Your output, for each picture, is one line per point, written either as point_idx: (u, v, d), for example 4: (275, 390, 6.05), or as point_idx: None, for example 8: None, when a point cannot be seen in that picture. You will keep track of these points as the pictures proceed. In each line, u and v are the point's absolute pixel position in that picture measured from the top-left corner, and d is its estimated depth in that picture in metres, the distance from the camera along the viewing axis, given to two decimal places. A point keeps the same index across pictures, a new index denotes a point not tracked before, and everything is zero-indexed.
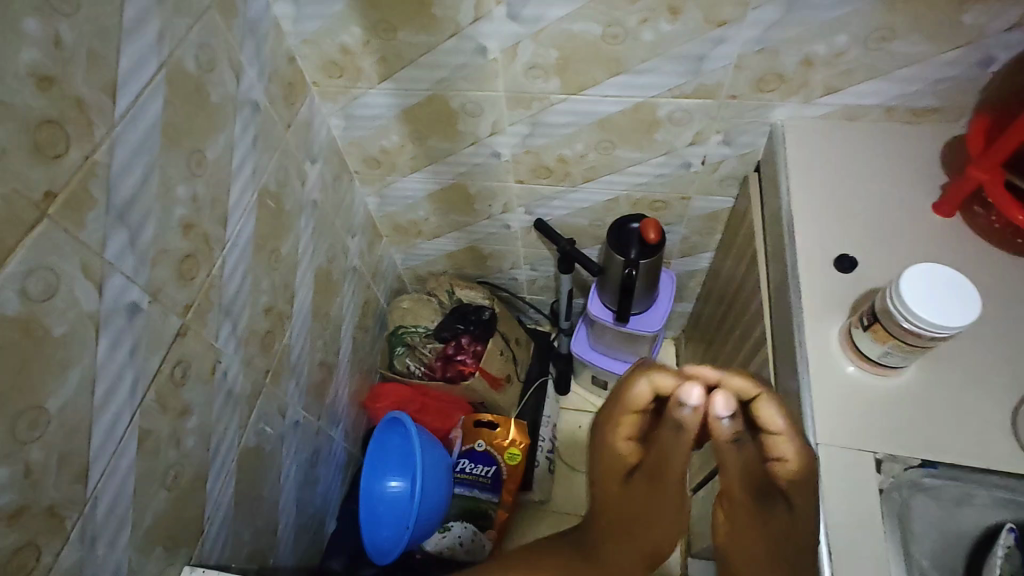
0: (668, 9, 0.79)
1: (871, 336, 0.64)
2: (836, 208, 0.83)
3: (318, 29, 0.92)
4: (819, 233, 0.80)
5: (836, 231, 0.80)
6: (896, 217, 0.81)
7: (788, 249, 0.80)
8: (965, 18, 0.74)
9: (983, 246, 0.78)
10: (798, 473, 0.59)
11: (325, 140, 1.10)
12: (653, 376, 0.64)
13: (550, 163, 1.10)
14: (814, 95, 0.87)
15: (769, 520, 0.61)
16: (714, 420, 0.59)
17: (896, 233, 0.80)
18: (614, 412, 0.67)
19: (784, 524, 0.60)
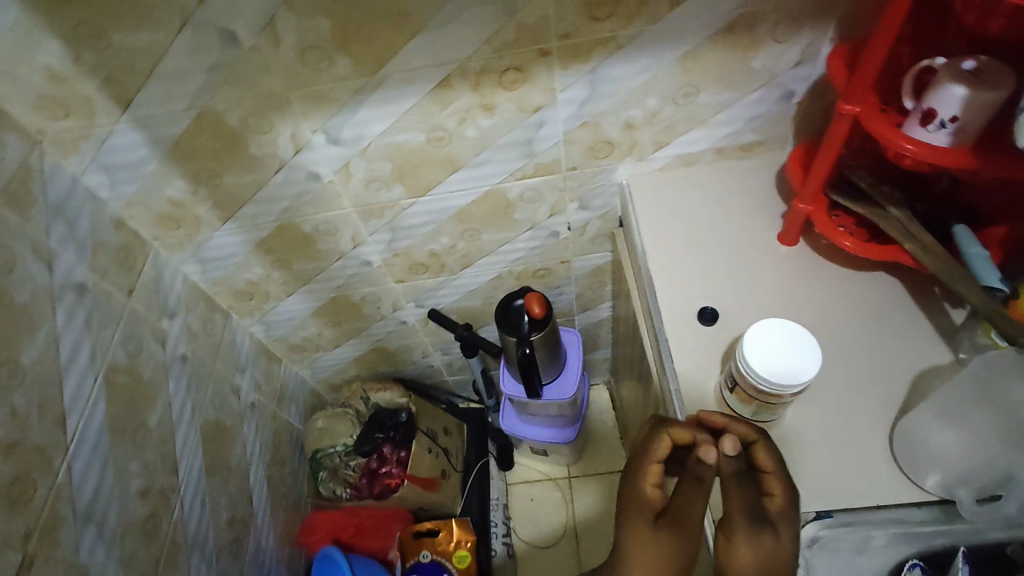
0: (481, 106, 0.79)
1: (737, 399, 0.67)
2: (692, 260, 0.84)
3: (139, 189, 0.88)
4: (680, 291, 0.81)
5: (696, 285, 0.81)
6: (748, 257, 0.83)
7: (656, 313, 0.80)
8: (754, 64, 0.77)
9: (830, 268, 0.80)
10: (785, 507, 0.61)
11: (183, 288, 1.04)
12: (670, 428, 0.67)
13: (423, 258, 1.08)
14: (647, 152, 0.89)
15: (758, 550, 0.58)
16: (722, 458, 0.62)
17: (752, 274, 0.81)
18: (640, 456, 0.69)
19: (770, 552, 0.58)
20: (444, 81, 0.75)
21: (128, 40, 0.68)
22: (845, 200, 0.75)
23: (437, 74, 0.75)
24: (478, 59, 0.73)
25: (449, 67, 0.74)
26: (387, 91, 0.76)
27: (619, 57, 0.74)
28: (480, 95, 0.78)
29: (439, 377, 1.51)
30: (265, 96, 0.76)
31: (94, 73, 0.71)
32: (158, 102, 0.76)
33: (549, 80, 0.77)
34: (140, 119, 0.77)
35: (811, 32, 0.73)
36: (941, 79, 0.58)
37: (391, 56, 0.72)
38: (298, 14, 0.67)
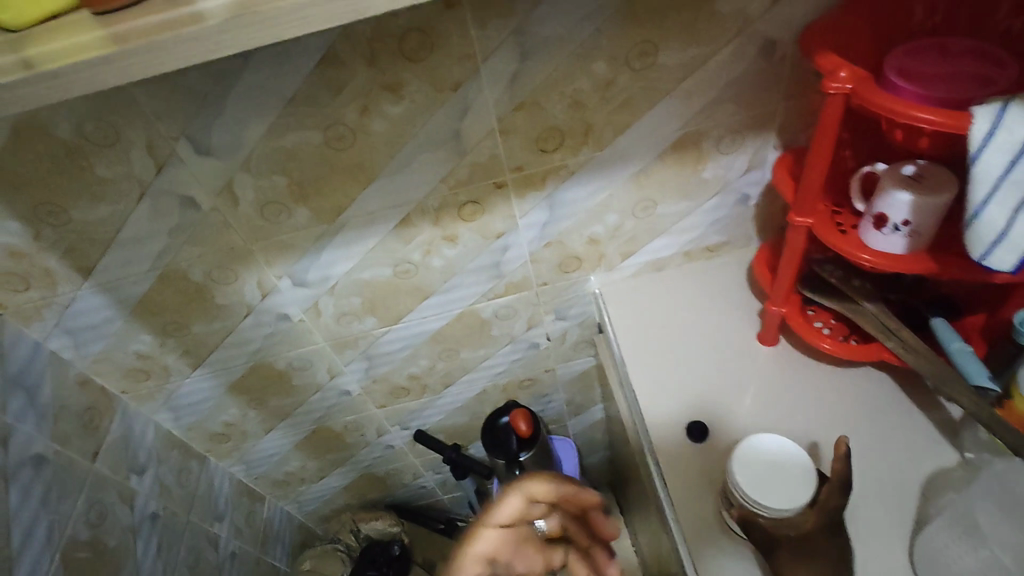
0: (444, 237, 0.80)
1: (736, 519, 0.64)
2: (674, 370, 0.82)
3: (105, 347, 0.86)
4: (665, 405, 0.78)
5: (681, 397, 0.79)
6: (730, 360, 0.81)
7: (644, 432, 0.78)
8: (705, 175, 0.78)
9: (814, 366, 0.78)
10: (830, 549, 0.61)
11: (154, 439, 1.00)
12: (526, 486, 0.61)
13: (403, 382, 1.05)
14: (616, 262, 0.89)
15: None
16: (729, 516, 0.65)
17: (737, 380, 0.79)
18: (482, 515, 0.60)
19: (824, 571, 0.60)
20: (404, 219, 0.76)
21: (87, 215, 0.69)
22: (817, 296, 0.73)
23: (396, 213, 0.75)
24: (435, 197, 0.74)
25: (407, 206, 0.75)
26: (348, 234, 0.77)
27: (573, 182, 0.76)
28: (442, 228, 0.78)
29: (434, 496, 1.43)
30: (227, 250, 0.76)
31: (54, 246, 0.72)
32: (120, 265, 0.76)
33: (508, 208, 0.78)
34: (103, 282, 0.77)
35: (755, 141, 0.75)
36: (886, 185, 0.58)
37: (349, 203, 0.73)
38: (254, 175, 0.68)
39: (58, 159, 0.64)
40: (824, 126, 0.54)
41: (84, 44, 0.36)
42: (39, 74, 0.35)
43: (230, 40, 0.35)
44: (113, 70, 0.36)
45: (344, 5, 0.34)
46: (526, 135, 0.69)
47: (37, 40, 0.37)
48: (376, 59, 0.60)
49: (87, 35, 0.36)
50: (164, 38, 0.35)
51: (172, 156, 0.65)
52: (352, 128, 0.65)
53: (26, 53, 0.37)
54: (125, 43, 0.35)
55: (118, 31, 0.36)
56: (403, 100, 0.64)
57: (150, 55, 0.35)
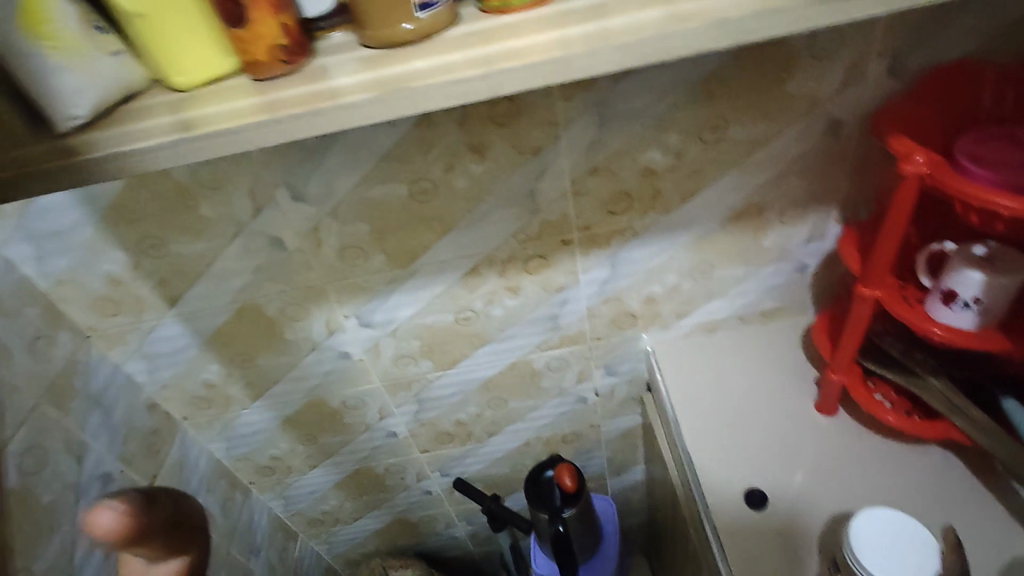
0: (507, 288, 0.83)
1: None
2: (730, 434, 0.82)
3: (176, 373, 0.90)
4: (722, 470, 0.78)
5: (738, 463, 0.79)
6: (787, 428, 0.81)
7: (699, 496, 0.77)
8: (766, 242, 0.81)
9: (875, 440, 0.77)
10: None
11: (205, 467, 1.02)
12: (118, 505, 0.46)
13: (449, 428, 1.06)
14: (671, 321, 0.91)
15: None
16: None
17: (794, 448, 0.79)
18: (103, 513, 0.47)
19: None
20: (471, 269, 0.80)
21: (184, 250, 0.75)
22: (880, 368, 0.73)
23: (465, 263, 0.79)
24: (504, 249, 0.78)
25: (476, 257, 0.79)
26: (418, 280, 0.81)
27: (637, 243, 0.79)
28: (506, 279, 0.82)
29: (464, 548, 1.41)
30: (303, 289, 0.80)
31: (149, 277, 0.77)
32: (203, 298, 0.80)
33: (571, 264, 0.81)
34: (186, 312, 0.82)
35: (817, 213, 0.78)
36: (956, 262, 0.59)
37: (423, 252, 0.77)
38: (341, 221, 0.73)
39: (169, 198, 0.69)
40: (897, 204, 0.56)
41: (242, 110, 0.41)
42: (198, 134, 0.40)
43: (371, 111, 0.40)
44: (264, 135, 0.40)
45: (480, 84, 0.39)
46: (596, 196, 0.73)
47: (198, 103, 0.43)
48: (467, 122, 0.65)
49: (243, 101, 0.42)
50: (314, 108, 0.40)
51: (269, 201, 0.70)
52: (435, 183, 0.70)
53: (186, 114, 0.42)
54: (278, 112, 0.40)
55: (270, 100, 0.41)
56: (486, 159, 0.68)
57: (299, 122, 0.40)
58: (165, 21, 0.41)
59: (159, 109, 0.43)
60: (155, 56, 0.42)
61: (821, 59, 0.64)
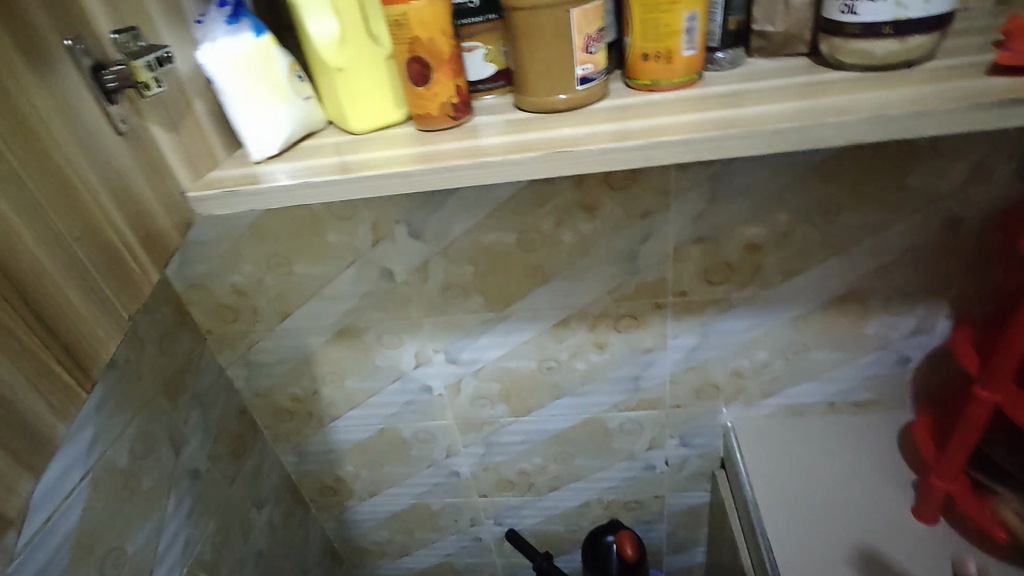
0: (594, 343, 0.84)
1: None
2: (812, 530, 0.78)
3: (270, 383, 0.96)
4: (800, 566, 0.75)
5: (818, 561, 0.75)
6: (874, 532, 0.77)
7: None
8: (867, 330, 0.79)
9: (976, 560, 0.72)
10: None
11: (277, 478, 1.06)
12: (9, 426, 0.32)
13: (511, 476, 1.06)
14: (755, 398, 0.89)
15: None
16: None
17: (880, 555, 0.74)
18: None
19: None
20: (562, 320, 0.82)
21: (304, 270, 0.81)
22: (992, 481, 0.69)
23: (558, 313, 0.82)
24: (597, 305, 0.80)
25: (570, 309, 0.81)
26: (509, 325, 0.84)
27: (731, 315, 0.79)
28: (595, 334, 0.83)
29: None
30: (402, 320, 0.85)
31: (268, 292, 0.84)
32: (310, 317, 0.86)
33: (661, 327, 0.81)
34: (292, 328, 0.88)
35: (925, 307, 0.75)
36: None
37: (518, 298, 0.80)
38: (449, 261, 0.78)
39: (302, 224, 0.76)
40: None
41: (394, 159, 0.46)
42: (351, 176, 0.45)
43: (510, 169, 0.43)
44: (416, 181, 0.44)
45: (639, 153, 0.41)
46: (696, 265, 0.75)
47: (360, 148, 0.48)
48: (583, 182, 0.69)
49: (400, 151, 0.47)
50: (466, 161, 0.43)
51: (389, 235, 0.76)
52: (543, 235, 0.74)
53: (346, 158, 0.47)
54: (426, 163, 0.44)
55: (428, 150, 0.46)
56: (595, 218, 0.72)
57: (443, 175, 0.44)
58: (357, 75, 0.47)
59: (327, 151, 0.49)
60: (340, 103, 0.49)
61: (944, 156, 0.64)
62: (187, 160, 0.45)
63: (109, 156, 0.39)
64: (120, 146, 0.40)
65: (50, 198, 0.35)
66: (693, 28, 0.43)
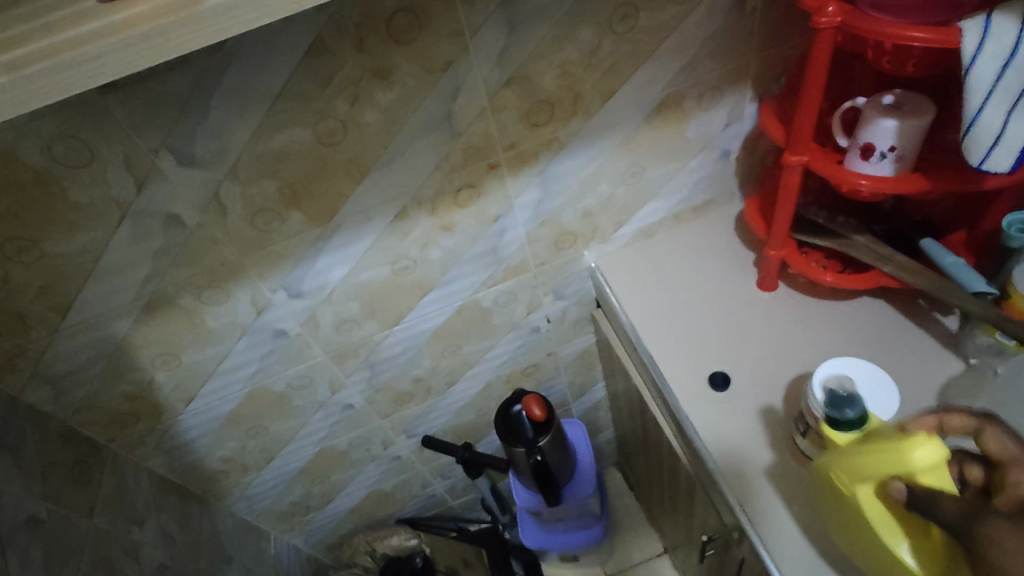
0: (442, 227, 0.78)
1: (811, 445, 0.66)
2: (678, 310, 0.86)
3: (87, 393, 0.80)
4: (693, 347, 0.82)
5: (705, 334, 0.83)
6: (724, 294, 0.87)
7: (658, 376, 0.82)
8: (688, 132, 0.80)
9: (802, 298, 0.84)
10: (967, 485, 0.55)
11: (151, 487, 0.93)
12: None
13: (407, 387, 1.02)
14: (609, 233, 0.91)
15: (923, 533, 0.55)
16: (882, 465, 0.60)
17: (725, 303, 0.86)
18: None
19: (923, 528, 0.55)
20: (400, 212, 0.74)
21: (61, 247, 0.64)
22: (811, 237, 0.77)
23: (392, 206, 0.73)
24: (431, 185, 0.73)
25: (403, 197, 0.73)
26: (343, 236, 0.74)
27: (566, 154, 0.77)
28: (439, 217, 0.77)
29: (445, 505, 1.39)
30: (216, 267, 0.72)
31: (26, 286, 0.66)
32: (99, 299, 0.70)
33: (503, 189, 0.77)
34: (81, 321, 0.71)
35: (732, 97, 0.78)
36: (870, 115, 0.62)
37: (343, 203, 0.71)
38: (243, 182, 0.65)
39: (25, 188, 0.58)
40: (815, 65, 0.58)
41: (83, 34, 0.34)
42: (27, 69, 0.33)
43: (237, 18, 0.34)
44: (128, 53, 0.34)
45: None
46: (517, 110, 0.69)
47: (30, 33, 0.35)
48: (363, 41, 0.59)
49: (92, 17, 0.35)
50: (161, 26, 0.33)
51: (153, 171, 0.61)
52: (343, 120, 0.64)
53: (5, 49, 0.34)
54: (121, 30, 0.33)
55: (138, 11, 0.34)
56: (392, 86, 0.63)
57: (152, 40, 0.34)
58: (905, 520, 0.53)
59: None
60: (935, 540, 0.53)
61: None
62: None
63: None
64: None
65: None
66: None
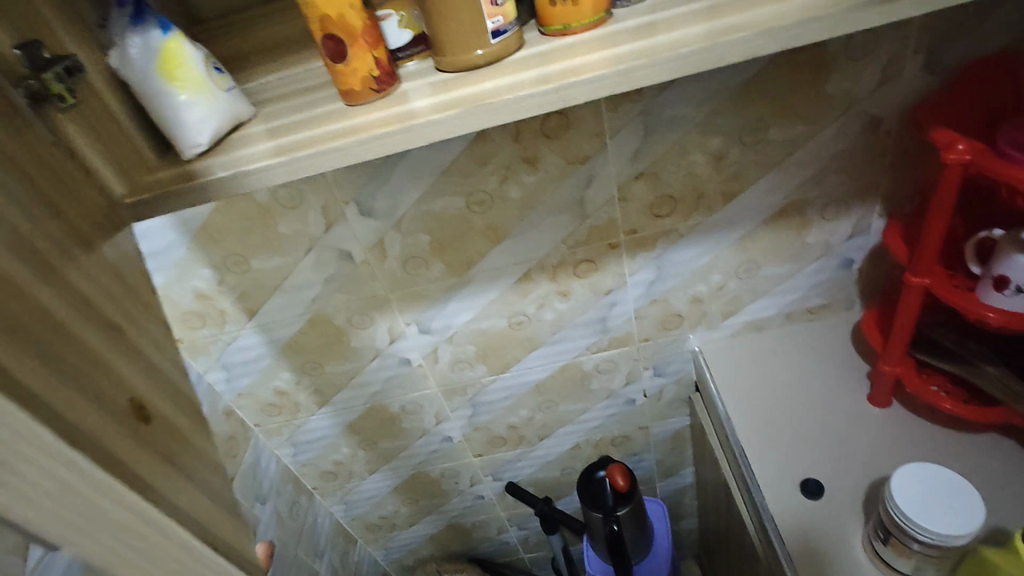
0: (558, 292, 0.87)
1: (891, 551, 0.67)
2: (777, 407, 0.86)
3: (251, 381, 0.97)
4: (789, 446, 0.82)
5: (803, 437, 0.82)
6: (831, 400, 0.85)
7: (747, 468, 0.82)
8: (809, 237, 0.83)
9: (916, 421, 0.81)
10: None
11: (276, 471, 1.08)
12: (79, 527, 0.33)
13: (502, 432, 1.10)
14: (716, 320, 0.93)
15: None
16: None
17: (829, 408, 0.85)
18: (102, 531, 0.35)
19: None
20: (525, 274, 0.84)
21: (265, 264, 0.81)
22: (933, 358, 0.75)
23: (519, 269, 0.84)
24: (555, 254, 0.82)
25: (530, 262, 0.83)
26: (473, 287, 0.86)
27: (683, 244, 0.82)
28: (557, 283, 0.86)
29: (516, 554, 1.42)
30: (369, 298, 0.86)
31: (230, 290, 0.83)
32: (278, 309, 0.87)
33: (619, 267, 0.85)
34: (262, 323, 0.88)
35: (859, 211, 0.81)
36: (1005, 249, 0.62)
37: (478, 260, 0.82)
38: (404, 234, 0.79)
39: (253, 218, 0.77)
40: (945, 191, 0.60)
41: (329, 135, 0.47)
42: (290, 158, 0.46)
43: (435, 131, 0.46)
44: (359, 152, 0.47)
45: (553, 97, 0.45)
46: (642, 201, 0.77)
47: (294, 129, 0.49)
48: (520, 135, 0.71)
49: (340, 121, 0.48)
50: (387, 134, 0.46)
51: (341, 216, 0.77)
52: (491, 194, 0.76)
53: (280, 140, 0.49)
54: (358, 135, 0.46)
55: (366, 120, 0.48)
56: (537, 171, 0.74)
57: (374, 144, 0.46)
58: None
59: (258, 137, 0.50)
60: None
61: (856, 61, 0.68)
62: (119, 170, 0.46)
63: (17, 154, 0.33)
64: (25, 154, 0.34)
65: None
66: (500, 32, 0.48)
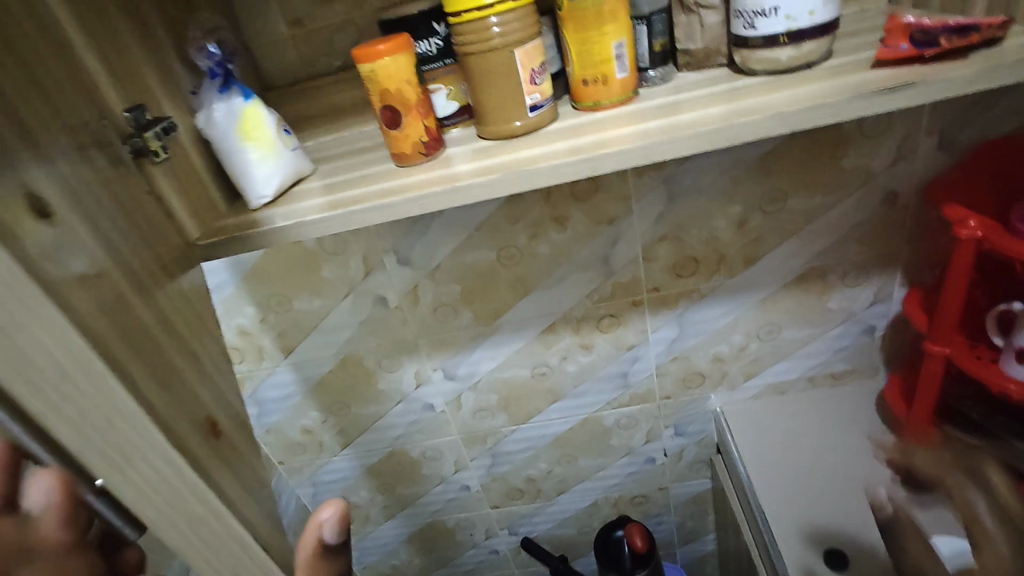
0: (581, 345, 0.89)
1: None
2: (800, 472, 0.85)
3: (280, 419, 1.00)
4: (812, 513, 0.81)
5: (826, 504, 0.81)
6: (855, 468, 0.84)
7: (768, 535, 0.81)
8: (830, 303, 0.85)
9: None
10: None
11: (295, 510, 1.09)
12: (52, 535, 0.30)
13: (520, 484, 1.10)
14: (738, 381, 0.94)
15: None
16: None
17: (853, 476, 0.83)
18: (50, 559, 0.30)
19: None
20: (549, 326, 0.88)
21: (306, 305, 0.87)
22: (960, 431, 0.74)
23: (544, 321, 0.87)
24: (579, 308, 0.86)
25: (554, 315, 0.86)
26: (499, 336, 0.89)
27: (704, 304, 0.85)
28: (580, 336, 0.89)
29: None
30: (399, 343, 0.90)
31: (271, 328, 0.89)
32: (313, 349, 0.91)
33: (641, 324, 0.87)
34: (297, 361, 0.93)
35: (879, 280, 0.82)
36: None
37: (505, 310, 0.86)
38: (436, 283, 0.84)
39: (298, 262, 0.83)
40: (959, 264, 0.62)
41: (379, 192, 0.52)
42: (341, 211, 0.51)
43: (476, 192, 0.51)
44: (404, 207, 0.51)
45: (583, 166, 0.49)
46: (664, 261, 0.81)
47: (347, 186, 0.55)
48: (550, 196, 0.76)
49: (390, 179, 0.54)
50: (431, 193, 0.51)
51: (379, 264, 0.83)
52: (521, 250, 0.80)
53: (334, 196, 0.54)
54: (405, 192, 0.51)
55: (413, 179, 0.53)
56: (566, 229, 0.78)
57: (420, 201, 0.51)
58: None
59: (314, 192, 0.55)
60: None
61: (870, 139, 0.72)
62: (194, 216, 0.52)
63: (120, 200, 0.39)
64: (123, 200, 0.39)
65: (78, 235, 0.33)
66: (537, 107, 0.53)
